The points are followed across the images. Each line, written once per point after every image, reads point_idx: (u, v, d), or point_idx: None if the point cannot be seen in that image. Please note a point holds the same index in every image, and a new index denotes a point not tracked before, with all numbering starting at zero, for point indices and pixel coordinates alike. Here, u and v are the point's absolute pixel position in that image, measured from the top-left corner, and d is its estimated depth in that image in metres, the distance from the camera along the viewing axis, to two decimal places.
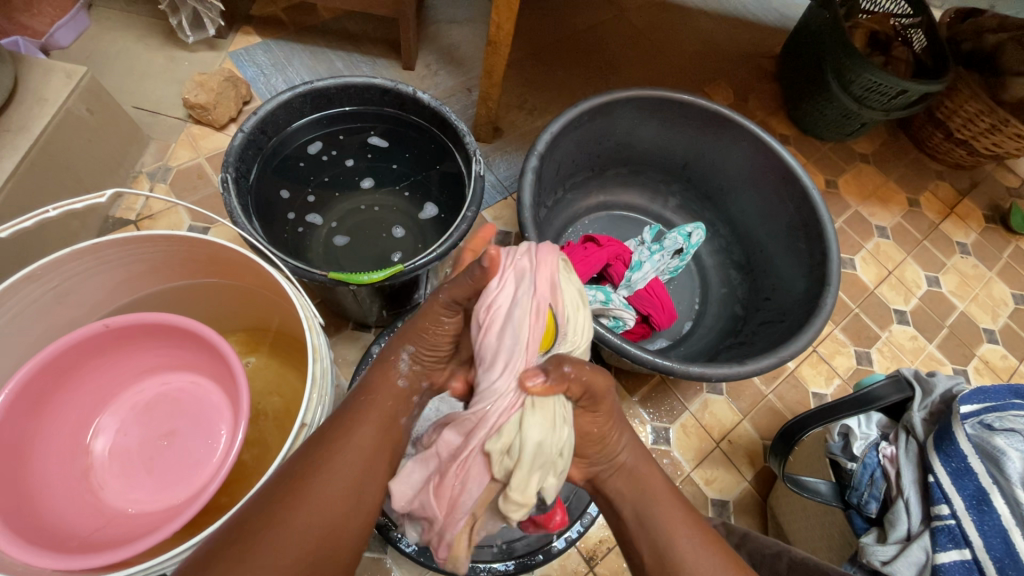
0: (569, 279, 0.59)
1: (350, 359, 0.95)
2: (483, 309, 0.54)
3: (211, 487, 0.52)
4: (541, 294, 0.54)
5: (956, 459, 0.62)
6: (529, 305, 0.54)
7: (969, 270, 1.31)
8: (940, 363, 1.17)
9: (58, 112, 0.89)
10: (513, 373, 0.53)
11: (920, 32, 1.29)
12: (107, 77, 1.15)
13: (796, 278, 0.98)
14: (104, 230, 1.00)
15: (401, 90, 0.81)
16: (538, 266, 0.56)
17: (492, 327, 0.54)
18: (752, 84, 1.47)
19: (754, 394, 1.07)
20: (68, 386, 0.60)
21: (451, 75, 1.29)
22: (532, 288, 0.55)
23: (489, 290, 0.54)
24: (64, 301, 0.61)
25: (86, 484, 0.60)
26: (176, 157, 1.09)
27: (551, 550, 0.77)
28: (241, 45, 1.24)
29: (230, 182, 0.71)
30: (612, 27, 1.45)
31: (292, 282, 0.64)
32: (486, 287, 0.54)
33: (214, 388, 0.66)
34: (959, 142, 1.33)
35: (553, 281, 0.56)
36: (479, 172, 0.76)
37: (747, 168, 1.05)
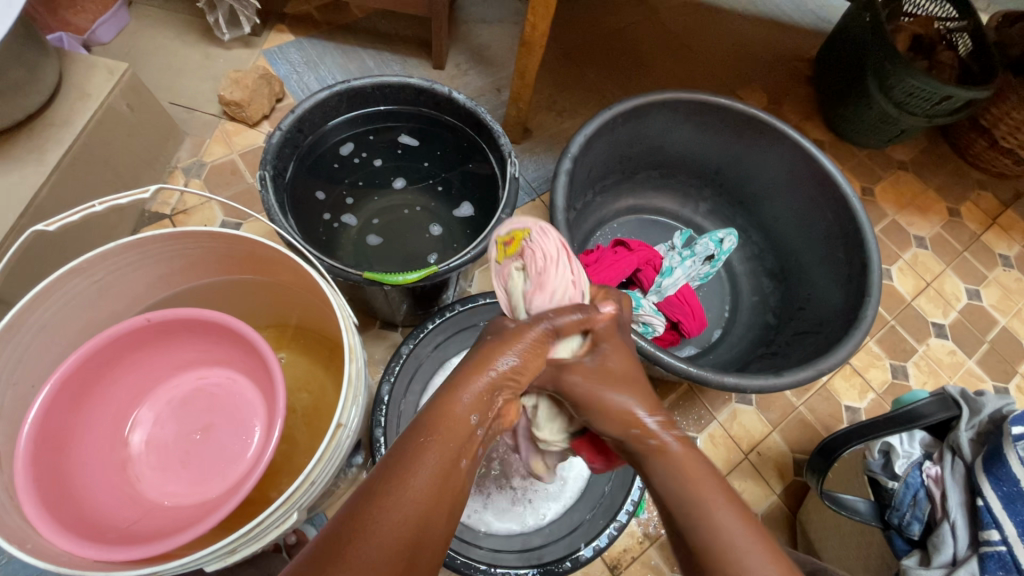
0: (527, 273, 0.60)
1: (377, 357, 0.95)
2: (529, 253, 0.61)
3: (247, 484, 0.53)
4: (534, 263, 0.60)
5: (1008, 482, 0.59)
6: (535, 267, 0.60)
7: (1012, 284, 1.26)
8: (980, 380, 1.13)
9: (100, 107, 0.91)
10: (533, 264, 0.60)
11: (966, 37, 1.26)
12: (146, 73, 1.17)
13: (833, 289, 0.96)
14: (140, 224, 1.02)
15: (437, 90, 0.80)
16: (539, 242, 0.61)
17: (535, 262, 0.60)
18: (787, 87, 1.44)
19: (785, 405, 1.04)
20: (108, 378, 0.61)
21: (481, 75, 1.29)
22: (537, 261, 0.60)
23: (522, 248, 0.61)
24: (107, 295, 0.62)
25: (124, 476, 0.61)
26: (209, 153, 1.10)
27: (579, 559, 0.74)
28: (275, 43, 1.25)
29: (268, 180, 0.71)
30: (644, 27, 1.43)
31: (329, 281, 0.64)
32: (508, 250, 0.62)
33: (249, 385, 0.66)
34: (1004, 151, 1.29)
35: (538, 264, 0.60)
36: (514, 174, 0.75)
37: (784, 174, 1.02)
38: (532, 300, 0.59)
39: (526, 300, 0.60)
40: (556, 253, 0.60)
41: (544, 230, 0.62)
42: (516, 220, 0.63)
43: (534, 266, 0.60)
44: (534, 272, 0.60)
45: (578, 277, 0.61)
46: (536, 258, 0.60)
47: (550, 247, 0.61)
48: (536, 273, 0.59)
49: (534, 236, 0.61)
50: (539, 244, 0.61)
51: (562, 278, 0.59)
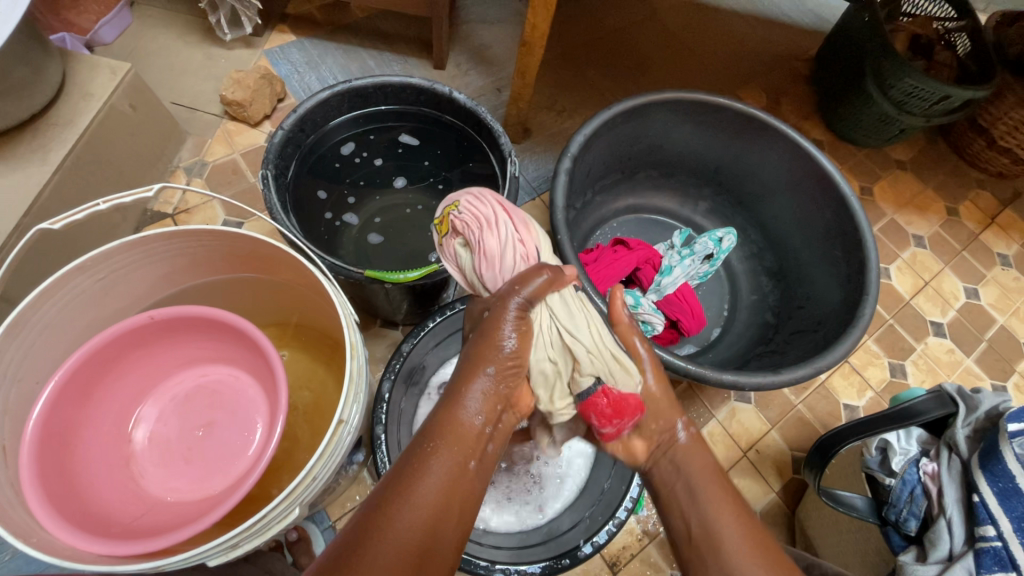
0: (469, 248, 0.62)
1: (378, 355, 0.96)
2: (464, 229, 0.62)
3: (249, 480, 0.53)
4: (472, 236, 0.61)
5: (1004, 479, 0.60)
6: (473, 240, 0.61)
7: (1010, 283, 1.26)
8: (978, 378, 1.14)
9: (103, 107, 0.92)
10: (472, 238, 0.61)
11: (965, 37, 1.26)
12: (148, 73, 1.18)
13: (831, 288, 0.96)
14: (142, 223, 1.03)
15: (438, 89, 0.81)
16: (470, 215, 0.62)
17: (472, 236, 0.61)
18: (786, 87, 1.44)
19: (783, 403, 1.05)
20: (112, 375, 0.62)
21: (481, 75, 1.29)
22: (473, 234, 0.61)
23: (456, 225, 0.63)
24: (111, 293, 0.63)
25: (128, 472, 0.62)
26: (211, 152, 1.11)
27: (578, 555, 0.74)
28: (276, 43, 1.26)
29: (270, 178, 0.72)
30: (643, 28, 1.44)
31: (331, 278, 0.64)
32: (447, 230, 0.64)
33: (251, 382, 0.67)
34: (1003, 150, 1.29)
35: (474, 236, 0.61)
36: (514, 173, 0.75)
37: (783, 174, 1.03)
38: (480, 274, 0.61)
39: (477, 275, 0.62)
40: (489, 220, 0.62)
41: (474, 201, 0.63)
42: (446, 199, 0.65)
43: (473, 238, 0.61)
44: (474, 246, 0.61)
45: (518, 235, 0.62)
46: (472, 231, 0.61)
47: (481, 216, 0.62)
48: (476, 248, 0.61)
49: (460, 209, 0.62)
50: (470, 215, 0.62)
51: (499, 244, 0.60)
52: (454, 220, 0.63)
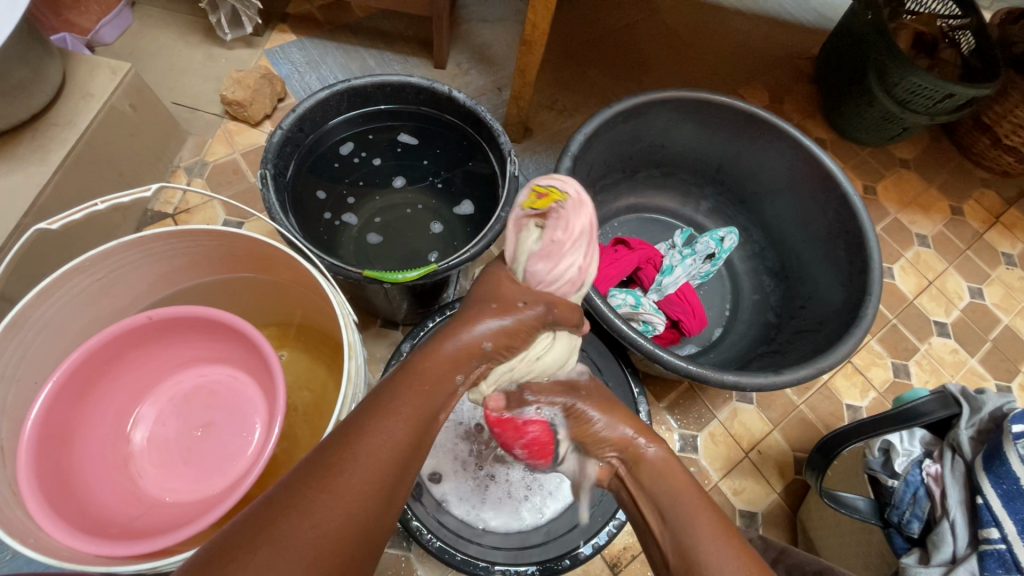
0: (540, 238, 0.56)
1: (379, 355, 0.95)
2: (556, 222, 0.56)
3: (246, 481, 0.53)
4: (556, 234, 0.56)
5: (1008, 481, 0.59)
6: (551, 238, 0.56)
7: (1015, 283, 1.25)
8: (982, 378, 1.13)
9: (103, 107, 0.92)
10: (553, 235, 0.56)
11: (968, 35, 1.25)
12: (149, 73, 1.18)
13: (833, 287, 0.96)
14: (143, 223, 1.03)
15: (437, 88, 0.81)
16: (569, 214, 0.56)
17: (557, 233, 0.56)
18: (788, 86, 1.43)
19: (786, 404, 1.04)
20: (110, 375, 0.62)
21: (482, 74, 1.29)
22: (558, 233, 0.56)
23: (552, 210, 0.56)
24: (109, 293, 0.63)
25: (126, 472, 0.62)
26: (212, 152, 1.11)
27: (578, 556, 0.77)
28: (277, 43, 1.26)
29: (269, 178, 0.72)
30: (645, 26, 1.43)
31: (329, 278, 0.64)
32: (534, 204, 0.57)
33: (250, 382, 0.66)
34: (1008, 149, 1.28)
35: (556, 237, 0.56)
36: (514, 172, 0.75)
37: (785, 173, 1.02)
38: (532, 267, 0.57)
39: (528, 262, 0.57)
40: (579, 233, 0.57)
41: (581, 202, 0.57)
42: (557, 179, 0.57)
43: (553, 237, 0.56)
44: (550, 243, 0.56)
45: (586, 263, 0.59)
46: (558, 230, 0.56)
47: (576, 223, 0.56)
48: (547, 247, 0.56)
49: (570, 207, 0.56)
50: (569, 217, 0.56)
51: (570, 263, 0.57)
52: (552, 207, 0.56)
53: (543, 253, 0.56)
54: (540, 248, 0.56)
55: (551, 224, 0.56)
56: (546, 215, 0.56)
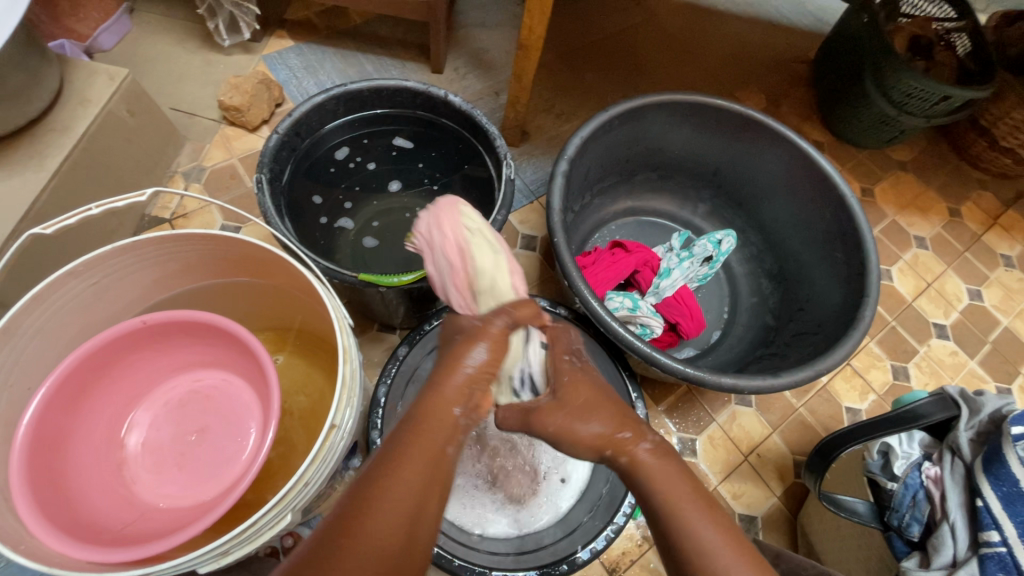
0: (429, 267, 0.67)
1: (375, 360, 0.95)
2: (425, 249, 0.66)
3: (241, 485, 0.53)
4: (430, 257, 0.66)
5: (1008, 483, 0.59)
6: (432, 263, 0.66)
7: (1014, 284, 1.25)
8: (982, 380, 1.13)
9: (100, 113, 0.92)
10: (432, 258, 0.66)
11: (965, 37, 1.25)
12: (147, 79, 1.18)
13: (831, 289, 0.95)
14: (140, 228, 1.03)
15: (433, 93, 0.81)
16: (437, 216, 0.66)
17: (430, 257, 0.66)
18: (785, 89, 1.44)
19: (785, 407, 1.04)
20: (104, 380, 0.61)
21: (479, 79, 1.30)
22: (431, 255, 0.66)
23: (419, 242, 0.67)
24: (104, 297, 0.63)
25: (120, 478, 0.61)
26: (210, 157, 1.11)
27: (575, 561, 0.75)
28: (275, 48, 1.27)
29: (264, 182, 0.72)
30: (641, 31, 1.43)
31: (324, 282, 0.64)
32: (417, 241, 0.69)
33: (245, 387, 0.66)
34: (1005, 150, 1.29)
35: (433, 261, 0.66)
36: (510, 176, 0.75)
37: (781, 175, 1.02)
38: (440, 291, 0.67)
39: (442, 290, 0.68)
40: (453, 227, 0.65)
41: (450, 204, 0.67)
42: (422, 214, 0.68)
43: (429, 261, 0.66)
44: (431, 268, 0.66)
45: (466, 266, 0.64)
46: (430, 253, 0.66)
47: (443, 219, 0.65)
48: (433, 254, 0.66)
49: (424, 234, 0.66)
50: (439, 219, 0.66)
51: (451, 273, 0.64)
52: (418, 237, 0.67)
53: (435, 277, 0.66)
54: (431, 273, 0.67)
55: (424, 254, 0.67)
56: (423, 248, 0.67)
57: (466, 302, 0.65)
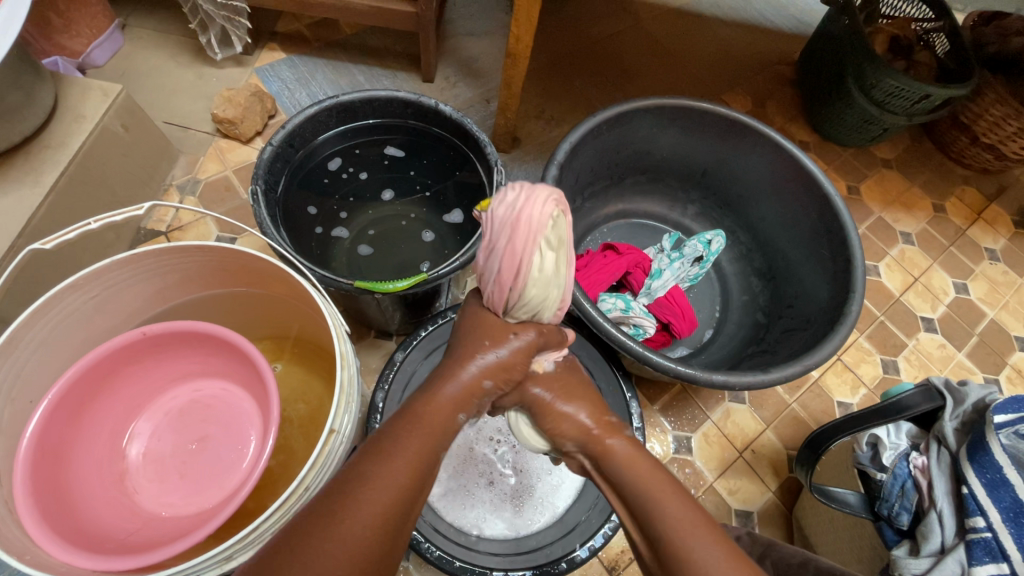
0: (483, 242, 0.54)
1: (373, 366, 0.96)
2: (495, 234, 0.51)
3: (243, 491, 0.54)
4: (493, 244, 0.52)
5: (992, 469, 0.61)
6: (489, 247, 0.52)
7: (998, 277, 1.28)
8: (970, 372, 1.15)
9: (95, 128, 0.93)
10: (493, 247, 0.52)
11: (943, 37, 1.28)
12: (140, 94, 1.20)
13: (819, 286, 0.97)
14: (136, 241, 1.04)
15: (424, 102, 0.82)
16: (518, 220, 0.49)
17: (493, 244, 0.52)
18: (770, 90, 1.46)
19: (778, 403, 1.05)
20: (105, 392, 0.62)
21: (470, 87, 1.32)
22: (496, 245, 0.51)
23: (497, 219, 0.50)
24: (103, 310, 0.64)
25: (121, 488, 0.62)
26: (204, 170, 1.12)
27: (574, 559, 0.77)
28: (267, 61, 1.28)
29: (259, 194, 0.73)
30: (628, 36, 1.46)
31: (320, 290, 0.64)
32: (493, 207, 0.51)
33: (244, 395, 0.67)
34: (986, 146, 1.31)
35: (493, 248, 0.52)
36: (501, 182, 0.77)
37: (767, 175, 1.04)
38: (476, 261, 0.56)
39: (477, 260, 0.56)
40: (527, 245, 0.50)
41: (545, 211, 0.49)
42: (522, 192, 0.50)
43: (488, 246, 0.52)
44: (488, 250, 0.52)
45: (522, 284, 0.53)
46: (496, 241, 0.51)
47: (523, 233, 0.49)
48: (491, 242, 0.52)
49: (503, 225, 0.50)
50: (520, 227, 0.49)
51: (504, 278, 0.53)
52: (492, 212, 0.51)
53: (482, 256, 0.54)
54: (482, 253, 0.54)
55: (488, 225, 0.52)
56: (492, 224, 0.51)
57: (496, 302, 0.56)
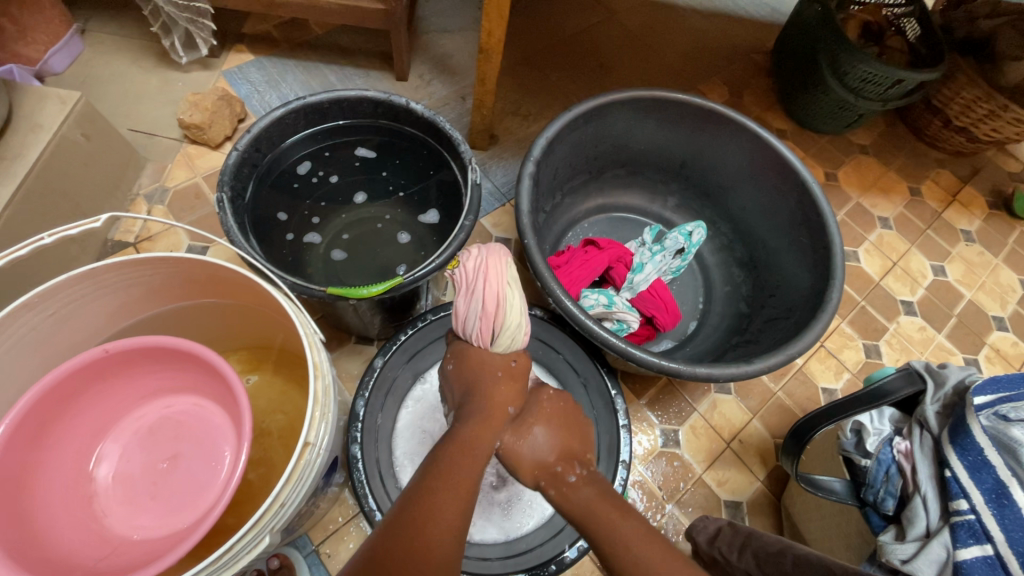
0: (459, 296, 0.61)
1: (354, 372, 0.95)
2: (469, 278, 0.59)
3: (216, 510, 0.52)
4: (469, 290, 0.60)
5: (973, 452, 0.61)
6: (466, 296, 0.60)
7: (975, 258, 1.30)
8: (950, 353, 1.16)
9: (54, 138, 0.89)
10: (469, 293, 0.60)
11: (913, 22, 1.29)
12: (102, 100, 1.16)
13: (800, 274, 0.97)
14: (103, 254, 1.00)
15: (394, 101, 0.80)
16: (487, 266, 0.59)
17: (467, 290, 0.60)
18: (746, 79, 1.46)
19: (763, 392, 1.06)
20: (69, 414, 0.60)
21: (444, 84, 1.30)
22: (472, 290, 0.59)
23: (467, 266, 0.60)
24: (63, 328, 0.61)
25: (90, 512, 0.60)
26: (172, 178, 1.09)
27: (563, 560, 0.77)
28: (235, 64, 1.25)
29: (226, 201, 0.70)
30: (604, 28, 1.45)
31: (292, 299, 0.62)
32: (462, 260, 0.61)
33: (217, 410, 0.65)
34: (959, 129, 1.33)
35: (471, 293, 0.59)
36: (476, 180, 0.75)
37: (745, 164, 1.04)
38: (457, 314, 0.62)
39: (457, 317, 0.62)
40: (500, 283, 0.59)
41: (504, 256, 0.60)
42: (481, 246, 0.61)
43: (466, 293, 0.60)
44: (466, 296, 0.60)
45: (502, 316, 0.59)
46: (472, 286, 0.59)
47: (493, 272, 0.58)
48: (468, 290, 0.60)
49: (473, 268, 0.59)
50: (489, 274, 0.58)
51: (485, 313, 0.59)
52: (461, 266, 0.61)
53: (461, 306, 0.61)
54: (460, 304, 0.61)
55: (459, 279, 0.61)
56: (462, 276, 0.60)
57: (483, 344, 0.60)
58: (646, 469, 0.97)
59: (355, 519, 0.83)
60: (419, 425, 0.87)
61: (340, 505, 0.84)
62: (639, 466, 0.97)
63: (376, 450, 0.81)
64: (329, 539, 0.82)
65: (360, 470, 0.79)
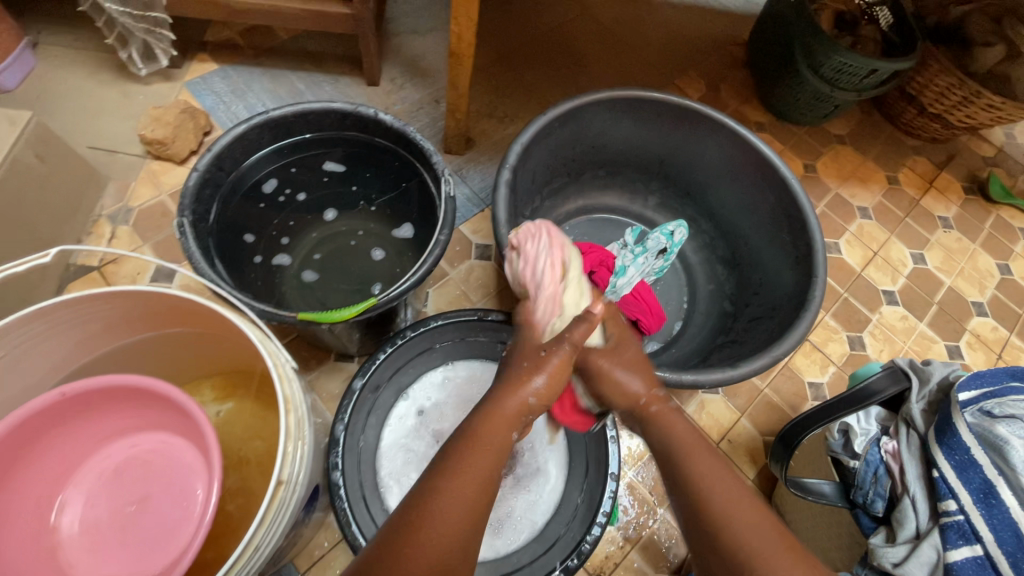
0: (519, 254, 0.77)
1: (335, 392, 0.92)
2: (528, 238, 0.76)
3: (188, 555, 0.49)
4: (531, 247, 0.75)
5: (960, 451, 0.61)
6: (527, 253, 0.75)
7: (953, 245, 1.31)
8: (932, 341, 1.17)
9: (4, 162, 0.85)
10: (532, 248, 0.75)
11: (885, 10, 1.29)
12: (58, 117, 1.11)
13: (783, 271, 0.97)
14: (65, 280, 0.96)
15: (362, 112, 0.77)
16: (548, 230, 0.77)
17: (527, 247, 0.75)
18: (723, 73, 1.45)
19: (750, 389, 1.05)
20: (26, 463, 0.57)
21: (417, 88, 1.27)
22: (535, 247, 0.75)
23: (528, 230, 0.76)
24: (16, 370, 0.58)
25: (55, 564, 0.57)
26: (136, 196, 1.05)
27: None
28: (197, 74, 1.21)
29: (188, 226, 0.66)
30: (578, 25, 1.43)
31: (258, 325, 0.60)
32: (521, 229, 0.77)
33: (186, 446, 0.62)
34: (933, 116, 1.34)
35: (531, 249, 0.75)
36: (450, 192, 0.73)
37: (724, 161, 1.03)
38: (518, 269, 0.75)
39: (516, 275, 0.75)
40: (557, 246, 0.76)
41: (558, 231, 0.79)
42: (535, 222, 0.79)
43: (527, 250, 0.75)
44: (527, 252, 0.75)
45: (555, 273, 0.73)
46: (533, 242, 0.75)
47: (551, 233, 0.77)
48: (529, 247, 0.75)
49: (534, 231, 0.76)
50: (557, 247, 0.76)
51: (542, 266, 0.73)
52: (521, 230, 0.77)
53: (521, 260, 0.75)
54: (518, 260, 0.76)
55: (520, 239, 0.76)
56: (524, 237, 0.76)
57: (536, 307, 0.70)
58: (637, 474, 0.96)
59: (341, 543, 0.82)
60: (403, 443, 0.86)
61: (326, 530, 0.82)
62: (629, 472, 0.96)
63: (358, 473, 0.78)
64: (317, 566, 0.80)
65: (342, 498, 0.73)
